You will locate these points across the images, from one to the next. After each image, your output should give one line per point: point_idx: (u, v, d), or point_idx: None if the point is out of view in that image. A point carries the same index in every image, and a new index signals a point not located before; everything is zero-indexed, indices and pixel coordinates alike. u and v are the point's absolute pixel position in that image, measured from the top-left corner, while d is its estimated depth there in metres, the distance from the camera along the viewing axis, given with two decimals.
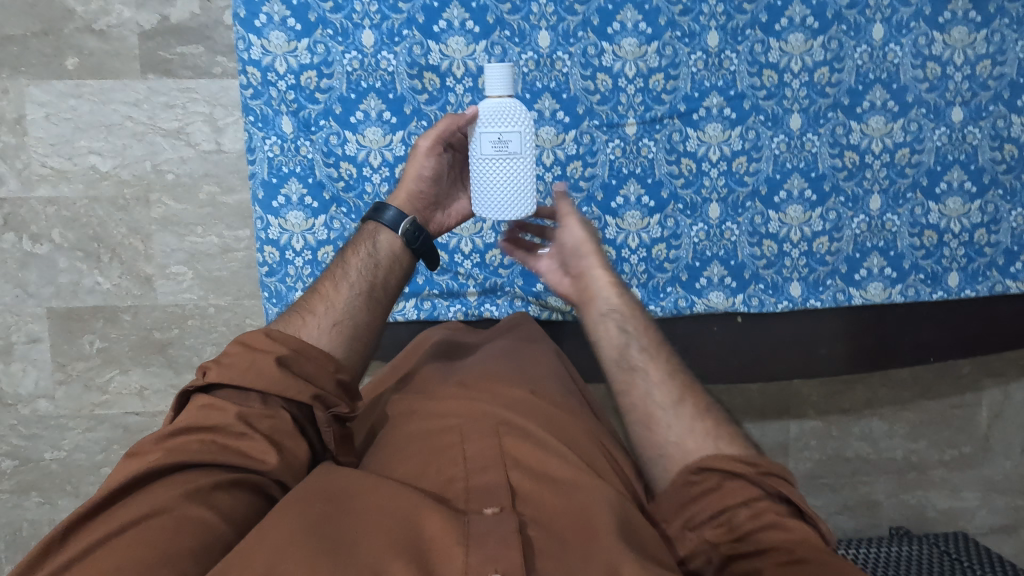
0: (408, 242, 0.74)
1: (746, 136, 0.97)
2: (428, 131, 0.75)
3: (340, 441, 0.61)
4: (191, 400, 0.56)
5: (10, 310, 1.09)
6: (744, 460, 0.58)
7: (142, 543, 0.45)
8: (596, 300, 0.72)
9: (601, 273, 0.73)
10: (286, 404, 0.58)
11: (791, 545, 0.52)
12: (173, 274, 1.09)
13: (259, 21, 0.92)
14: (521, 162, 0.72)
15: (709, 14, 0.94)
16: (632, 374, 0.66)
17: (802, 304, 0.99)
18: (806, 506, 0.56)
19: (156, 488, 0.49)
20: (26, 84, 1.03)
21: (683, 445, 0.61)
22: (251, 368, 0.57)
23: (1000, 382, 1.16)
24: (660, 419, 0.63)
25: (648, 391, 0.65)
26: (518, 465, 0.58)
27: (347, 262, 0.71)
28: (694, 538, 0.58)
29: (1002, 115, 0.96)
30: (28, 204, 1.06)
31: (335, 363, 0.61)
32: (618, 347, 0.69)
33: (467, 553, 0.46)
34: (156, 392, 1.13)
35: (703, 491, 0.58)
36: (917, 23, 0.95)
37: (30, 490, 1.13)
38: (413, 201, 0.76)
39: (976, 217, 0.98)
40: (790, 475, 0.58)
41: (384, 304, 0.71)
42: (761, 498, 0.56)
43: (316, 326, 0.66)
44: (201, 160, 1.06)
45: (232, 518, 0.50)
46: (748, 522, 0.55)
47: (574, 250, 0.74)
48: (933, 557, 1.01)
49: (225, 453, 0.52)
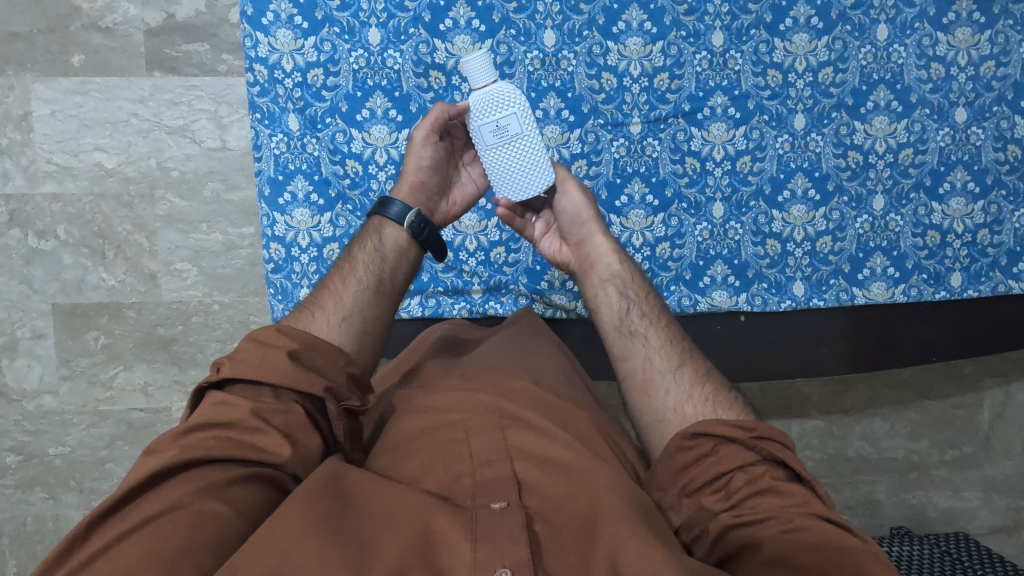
0: (414, 235, 0.74)
1: (750, 136, 0.97)
2: (421, 122, 0.76)
3: (351, 435, 0.61)
4: (205, 395, 0.56)
5: (15, 305, 1.09)
6: (740, 425, 0.58)
7: (159, 538, 0.45)
8: (597, 266, 0.76)
9: (602, 241, 0.76)
10: (299, 397, 0.57)
11: (788, 512, 0.53)
12: (178, 271, 1.10)
13: (266, 19, 0.92)
14: (527, 140, 0.72)
15: (713, 14, 0.95)
16: (633, 340, 0.71)
17: (805, 304, 0.99)
18: (804, 470, 0.56)
19: (173, 483, 0.50)
20: (32, 80, 1.03)
21: (681, 413, 0.65)
22: (264, 362, 0.56)
23: (1001, 382, 1.16)
24: (659, 384, 0.67)
25: (647, 356, 0.69)
26: (524, 457, 0.58)
27: (354, 258, 0.72)
28: (690, 505, 0.58)
29: (1006, 116, 0.97)
30: (33, 200, 1.07)
31: (346, 357, 0.61)
32: (618, 313, 0.73)
33: (474, 549, 0.47)
34: (159, 389, 1.13)
35: (697, 456, 0.59)
36: (921, 24, 0.95)
37: (34, 485, 1.14)
38: (417, 194, 0.76)
39: (979, 217, 0.99)
40: (784, 438, 0.58)
41: (393, 299, 0.72)
42: (757, 463, 0.57)
43: (325, 320, 0.66)
44: (207, 158, 1.06)
45: (246, 510, 0.50)
46: (745, 489, 0.56)
47: (576, 217, 0.76)
48: (934, 556, 1.01)
49: (239, 448, 0.53)
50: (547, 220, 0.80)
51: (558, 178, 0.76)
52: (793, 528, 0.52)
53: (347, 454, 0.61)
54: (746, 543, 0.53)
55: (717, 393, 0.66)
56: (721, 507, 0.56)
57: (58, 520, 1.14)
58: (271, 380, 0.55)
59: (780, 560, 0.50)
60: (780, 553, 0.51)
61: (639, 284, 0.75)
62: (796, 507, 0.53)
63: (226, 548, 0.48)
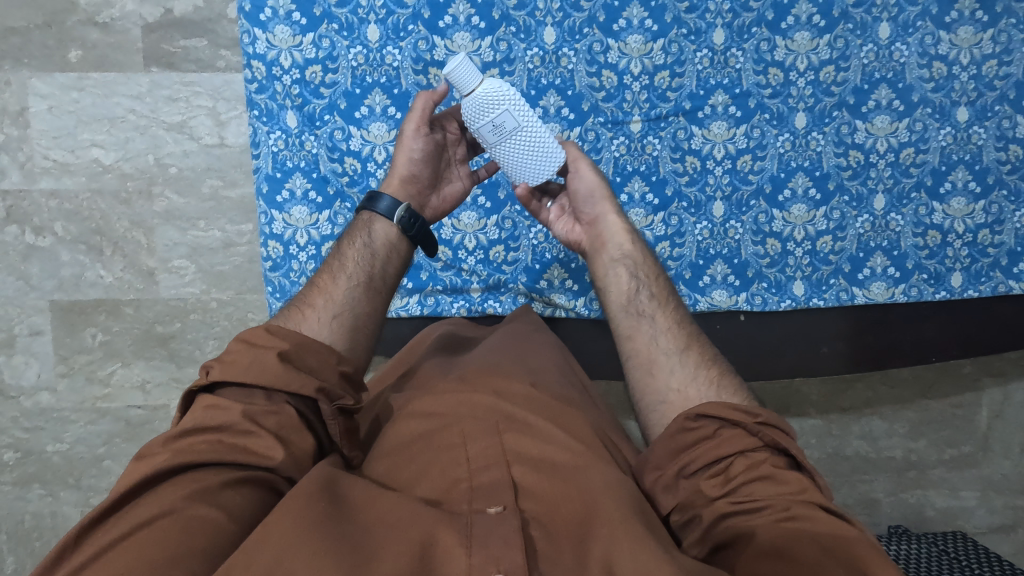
0: (404, 229, 0.74)
1: (751, 135, 0.97)
2: (409, 116, 0.76)
3: (346, 433, 0.60)
4: (196, 399, 0.56)
5: (12, 302, 1.09)
6: (745, 410, 0.58)
7: (151, 544, 0.45)
8: (608, 246, 0.76)
9: (614, 219, 0.76)
10: (290, 398, 0.57)
11: (785, 499, 0.53)
12: (175, 268, 1.09)
13: (264, 15, 0.91)
14: (526, 131, 0.72)
15: (715, 12, 0.94)
16: (640, 320, 0.71)
17: (805, 303, 0.99)
18: (804, 459, 0.56)
19: (165, 489, 0.49)
20: (29, 76, 1.03)
21: (683, 393, 0.65)
22: (254, 363, 0.56)
23: (1000, 382, 1.16)
24: (662, 363, 0.67)
25: (653, 337, 0.70)
26: (521, 460, 0.58)
27: (344, 254, 0.71)
28: (687, 487, 0.58)
29: (1008, 116, 0.96)
30: (30, 196, 1.06)
31: (337, 355, 0.61)
32: (627, 292, 0.73)
33: (469, 555, 0.46)
34: (157, 386, 1.12)
35: (699, 438, 0.58)
36: (924, 22, 0.94)
37: (32, 482, 1.13)
38: (407, 187, 0.76)
39: (980, 217, 0.98)
40: (788, 429, 0.58)
41: (384, 295, 0.71)
42: (758, 449, 0.56)
43: (316, 319, 0.66)
44: (205, 154, 1.06)
45: (239, 515, 0.50)
46: (745, 474, 0.56)
47: (589, 194, 0.76)
48: (932, 556, 1.02)
49: (231, 453, 0.52)
50: (562, 204, 0.80)
51: (570, 157, 0.76)
52: (790, 517, 0.51)
53: (343, 453, 0.61)
54: (741, 530, 0.53)
55: (722, 376, 0.65)
56: (719, 492, 0.56)
57: (56, 517, 1.14)
58: (262, 382, 0.55)
59: (776, 550, 0.50)
60: (775, 541, 0.50)
61: (650, 266, 0.75)
62: (793, 495, 0.53)
63: (218, 553, 0.47)
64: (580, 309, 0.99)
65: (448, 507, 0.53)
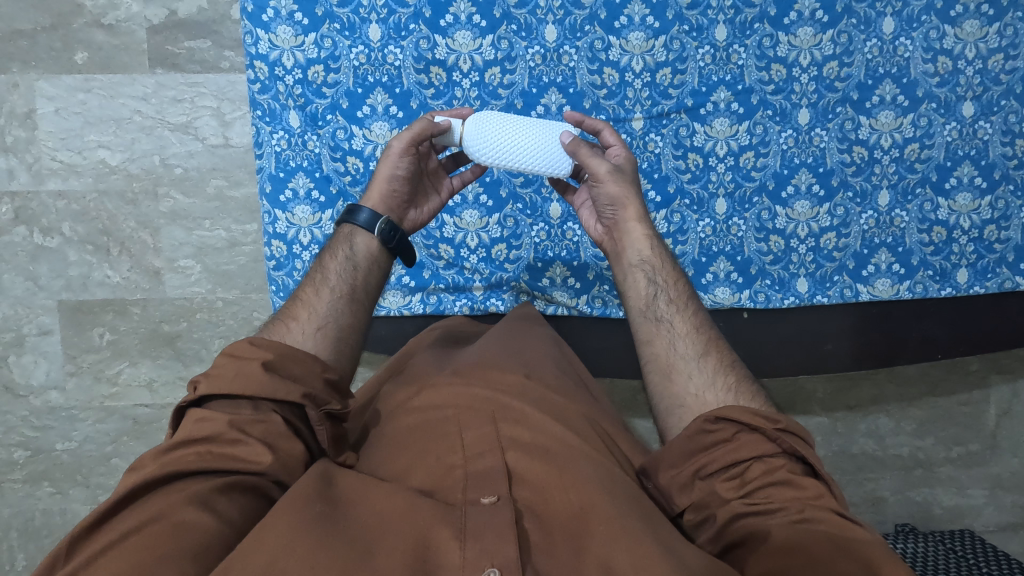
0: (384, 241, 0.73)
1: (754, 131, 0.96)
2: (400, 132, 0.74)
3: (334, 440, 0.61)
4: (184, 415, 0.56)
5: (21, 302, 1.10)
6: (766, 416, 0.57)
7: (143, 548, 0.45)
8: (628, 252, 0.75)
9: (637, 226, 0.75)
10: (277, 406, 0.57)
11: (801, 503, 0.53)
12: (182, 267, 1.10)
13: (266, 15, 0.92)
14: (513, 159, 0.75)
15: (717, 8, 0.94)
16: (658, 325, 0.71)
17: (809, 300, 0.98)
18: (822, 467, 0.55)
19: (154, 497, 0.50)
20: (36, 77, 1.04)
21: (701, 398, 0.65)
22: (238, 375, 0.56)
23: (1009, 379, 1.15)
24: (681, 369, 0.67)
25: (672, 342, 0.69)
26: (515, 447, 0.58)
27: (326, 266, 0.72)
28: (701, 488, 0.58)
29: (1014, 110, 0.96)
30: (39, 198, 1.07)
31: (321, 363, 0.61)
32: (646, 296, 0.73)
33: (463, 548, 0.47)
34: (164, 384, 1.13)
35: (717, 440, 0.58)
36: (928, 17, 0.94)
37: (42, 480, 1.14)
38: (388, 201, 0.75)
39: (986, 212, 0.98)
40: (806, 435, 0.58)
41: (366, 306, 0.72)
42: (777, 454, 0.56)
43: (300, 330, 0.66)
44: (210, 155, 1.07)
45: (230, 519, 0.50)
46: (760, 479, 0.55)
47: (617, 200, 0.74)
48: (941, 554, 1.00)
49: (219, 462, 0.52)
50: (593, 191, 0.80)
51: (597, 168, 0.72)
52: (804, 519, 0.51)
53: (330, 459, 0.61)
54: (754, 531, 0.53)
55: (740, 382, 0.66)
56: (734, 494, 0.56)
57: (66, 515, 1.15)
58: (247, 391, 0.55)
59: (790, 549, 0.50)
60: (790, 541, 0.50)
61: (670, 270, 0.74)
62: (810, 499, 0.53)
63: (209, 556, 0.47)
64: (583, 306, 0.99)
65: (442, 496, 0.53)
